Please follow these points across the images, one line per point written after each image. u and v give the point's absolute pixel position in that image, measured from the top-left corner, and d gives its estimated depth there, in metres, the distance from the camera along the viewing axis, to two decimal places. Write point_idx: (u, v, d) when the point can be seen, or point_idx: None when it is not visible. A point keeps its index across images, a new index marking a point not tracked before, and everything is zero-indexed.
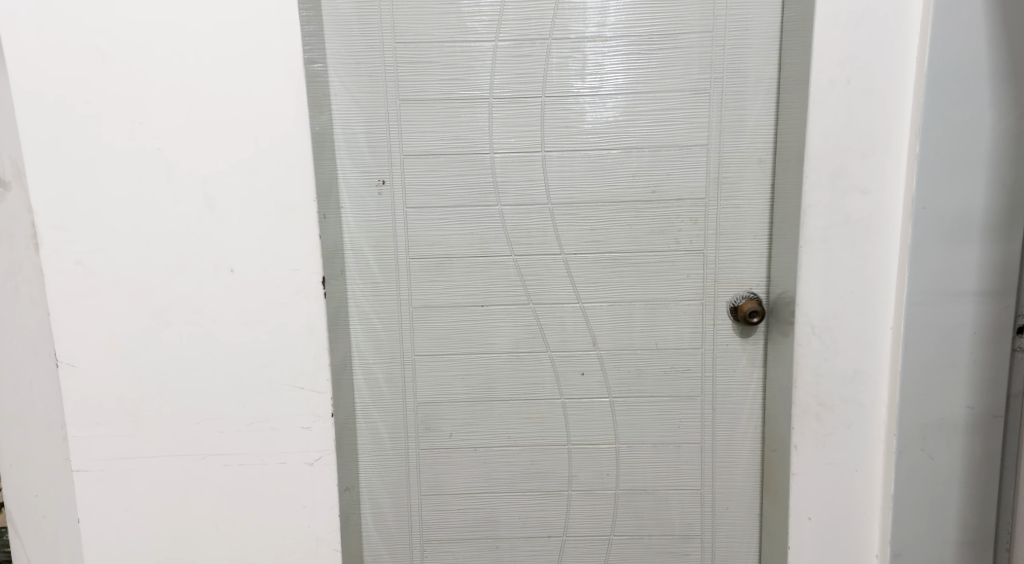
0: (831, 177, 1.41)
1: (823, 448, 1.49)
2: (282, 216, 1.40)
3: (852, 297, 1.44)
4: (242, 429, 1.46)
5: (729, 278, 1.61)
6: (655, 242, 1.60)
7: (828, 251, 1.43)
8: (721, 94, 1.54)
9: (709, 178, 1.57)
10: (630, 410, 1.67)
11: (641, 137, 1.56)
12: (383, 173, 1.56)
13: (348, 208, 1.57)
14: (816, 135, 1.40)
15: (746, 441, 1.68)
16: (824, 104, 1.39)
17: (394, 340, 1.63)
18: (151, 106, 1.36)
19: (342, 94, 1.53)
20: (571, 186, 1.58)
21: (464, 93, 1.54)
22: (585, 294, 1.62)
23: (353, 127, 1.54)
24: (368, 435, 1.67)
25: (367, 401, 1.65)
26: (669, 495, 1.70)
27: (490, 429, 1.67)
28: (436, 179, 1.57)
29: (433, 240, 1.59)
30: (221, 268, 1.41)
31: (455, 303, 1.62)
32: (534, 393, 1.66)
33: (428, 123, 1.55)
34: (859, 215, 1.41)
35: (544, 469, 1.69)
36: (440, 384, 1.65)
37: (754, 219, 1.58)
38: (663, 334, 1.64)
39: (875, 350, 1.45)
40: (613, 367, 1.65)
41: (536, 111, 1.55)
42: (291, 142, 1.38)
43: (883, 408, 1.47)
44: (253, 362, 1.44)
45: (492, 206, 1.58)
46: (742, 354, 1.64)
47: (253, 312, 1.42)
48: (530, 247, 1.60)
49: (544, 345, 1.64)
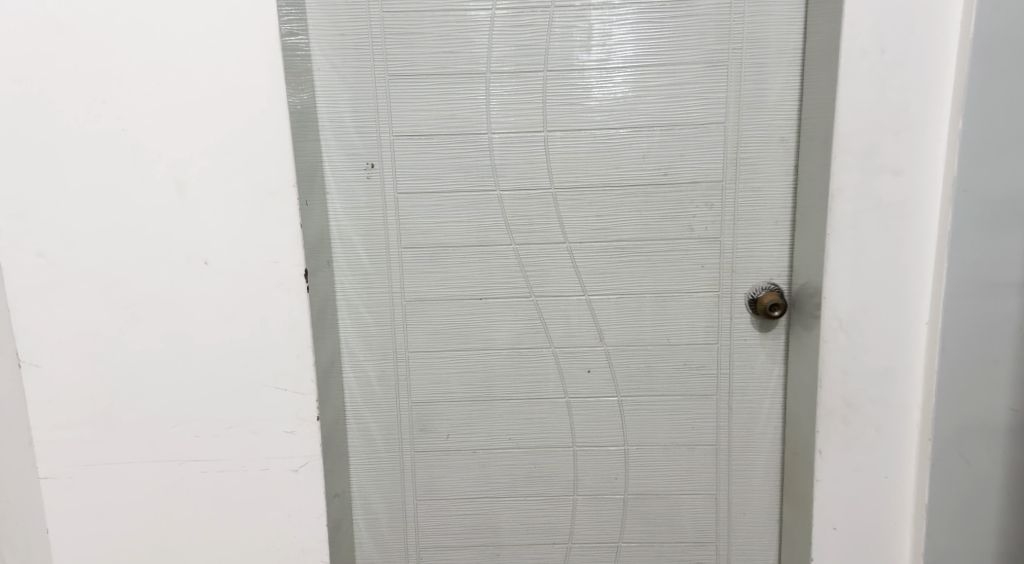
0: (861, 157, 1.27)
1: (850, 453, 1.37)
2: (259, 203, 1.28)
3: (883, 289, 1.31)
4: (221, 434, 1.36)
5: (747, 268, 1.49)
6: (667, 229, 1.47)
7: (857, 239, 1.30)
8: (740, 67, 1.41)
9: (727, 158, 1.44)
10: (639, 410, 1.56)
11: (651, 114, 1.43)
12: (372, 156, 1.44)
13: (335, 194, 1.45)
14: (845, 110, 1.26)
15: (765, 443, 1.56)
16: (855, 77, 1.25)
17: (387, 336, 1.52)
18: (116, 83, 1.24)
19: (326, 69, 1.40)
20: (575, 169, 1.45)
21: (460, 68, 1.42)
22: (590, 285, 1.50)
23: (338, 106, 1.42)
24: (359, 437, 1.56)
25: (358, 401, 1.54)
26: (681, 500, 1.59)
27: (489, 430, 1.57)
28: (428, 161, 1.45)
29: (427, 227, 1.47)
30: (195, 259, 1.29)
31: (452, 296, 1.51)
32: (537, 391, 1.55)
33: (420, 101, 1.42)
34: (891, 199, 1.28)
35: (548, 472, 1.58)
36: (436, 382, 1.54)
37: (775, 203, 1.46)
38: (676, 328, 1.52)
39: (908, 346, 1.32)
40: (622, 364, 1.54)
41: (537, 86, 1.42)
42: (268, 122, 1.26)
43: (916, 410, 1.34)
44: (231, 361, 1.33)
45: (491, 191, 1.46)
46: (761, 350, 1.52)
47: (231, 307, 1.31)
48: (531, 234, 1.48)
49: (547, 340, 1.53)
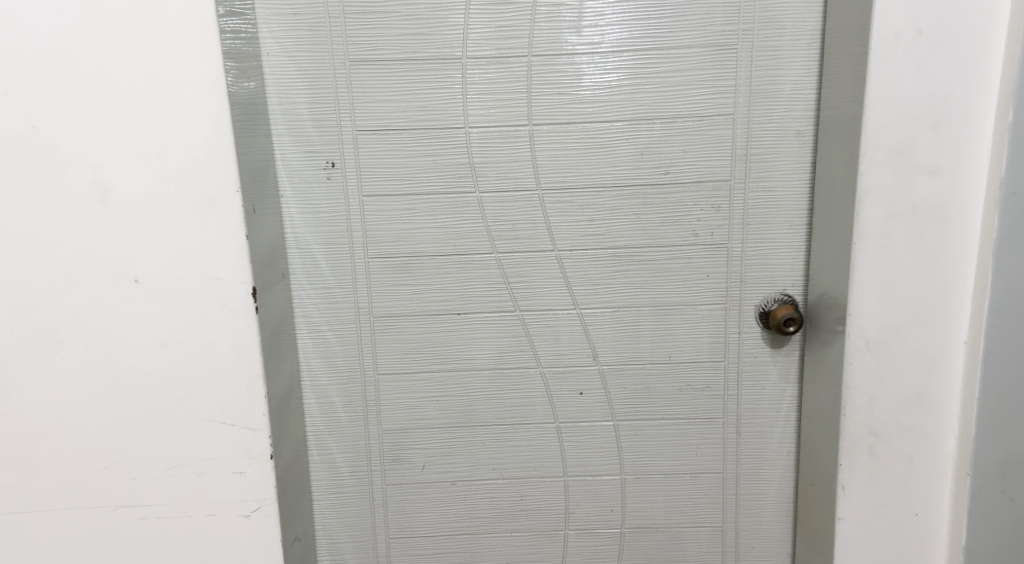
0: (894, 154, 1.11)
1: (877, 488, 1.22)
2: (197, 211, 1.10)
3: (916, 304, 1.15)
4: (160, 475, 1.18)
5: (758, 277, 1.32)
6: (668, 235, 1.31)
7: (888, 248, 1.13)
8: (751, 50, 1.24)
9: (736, 155, 1.27)
10: (637, 436, 1.40)
11: (651, 104, 1.26)
12: (332, 153, 1.26)
13: (290, 197, 1.27)
14: (876, 101, 1.09)
15: (776, 471, 1.40)
16: (888, 62, 1.08)
17: (353, 357, 1.35)
18: (22, 72, 1.05)
19: (278, 53, 1.22)
20: (565, 168, 1.28)
21: (432, 52, 1.23)
22: (582, 298, 1.33)
23: (293, 97, 1.23)
24: (324, 470, 1.39)
25: (322, 429, 1.37)
26: (684, 533, 1.43)
27: (470, 459, 1.40)
28: (397, 159, 1.27)
29: (398, 234, 1.30)
30: (124, 277, 1.11)
31: (428, 311, 1.33)
32: (523, 416, 1.38)
33: (386, 89, 1.24)
34: (927, 203, 1.12)
35: (536, 504, 1.42)
36: (410, 407, 1.37)
37: (790, 205, 1.29)
38: (678, 345, 1.35)
39: (943, 369, 1.17)
40: (617, 385, 1.37)
41: (521, 73, 1.24)
42: (205, 117, 1.07)
43: (952, 439, 1.19)
44: (169, 393, 1.15)
45: (469, 193, 1.28)
46: (774, 368, 1.36)
47: (168, 332, 1.13)
48: (515, 242, 1.31)
49: (534, 359, 1.36)
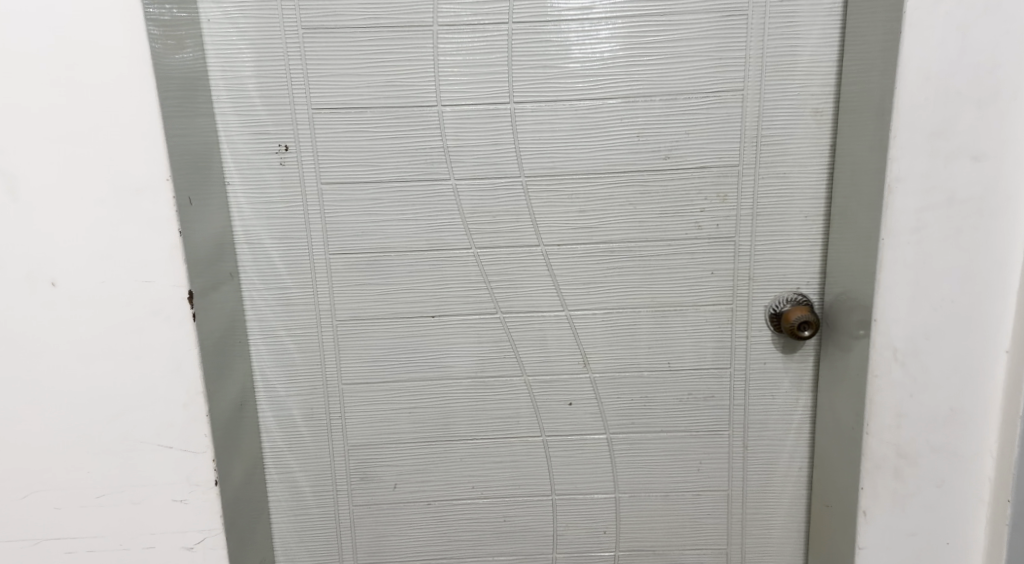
0: (931, 136, 0.96)
1: (902, 515, 1.08)
2: (121, 202, 0.94)
3: (952, 309, 1.01)
4: (88, 505, 1.03)
5: (769, 275, 1.18)
6: (668, 228, 1.16)
7: (922, 245, 0.99)
8: (764, 16, 1.08)
9: (745, 136, 1.12)
10: (633, 451, 1.25)
11: (649, 78, 1.10)
12: (284, 135, 1.10)
13: (238, 185, 1.12)
14: (911, 75, 0.94)
15: (787, 489, 1.27)
16: (926, 29, 0.93)
17: (315, 365, 1.20)
18: None
19: (220, 19, 1.06)
20: (551, 151, 1.12)
21: (398, 19, 1.07)
22: (571, 300, 1.18)
23: (238, 70, 1.08)
24: (284, 490, 1.25)
25: (281, 445, 1.23)
26: (683, 556, 1.30)
27: (447, 477, 1.26)
28: (360, 142, 1.11)
29: (363, 228, 1.14)
30: (37, 280, 0.96)
31: (398, 314, 1.18)
32: (505, 429, 1.24)
33: (345, 61, 1.08)
34: (966, 193, 0.97)
35: (520, 526, 1.28)
36: (380, 421, 1.23)
37: (806, 193, 1.14)
38: (679, 351, 1.21)
39: (980, 382, 1.03)
40: (612, 396, 1.23)
41: (501, 42, 1.09)
42: (125, 94, 0.91)
43: (989, 461, 1.05)
44: (95, 411, 1.00)
45: (442, 181, 1.13)
46: (786, 375, 1.22)
47: (90, 342, 0.98)
48: (495, 236, 1.16)
49: (518, 367, 1.21)
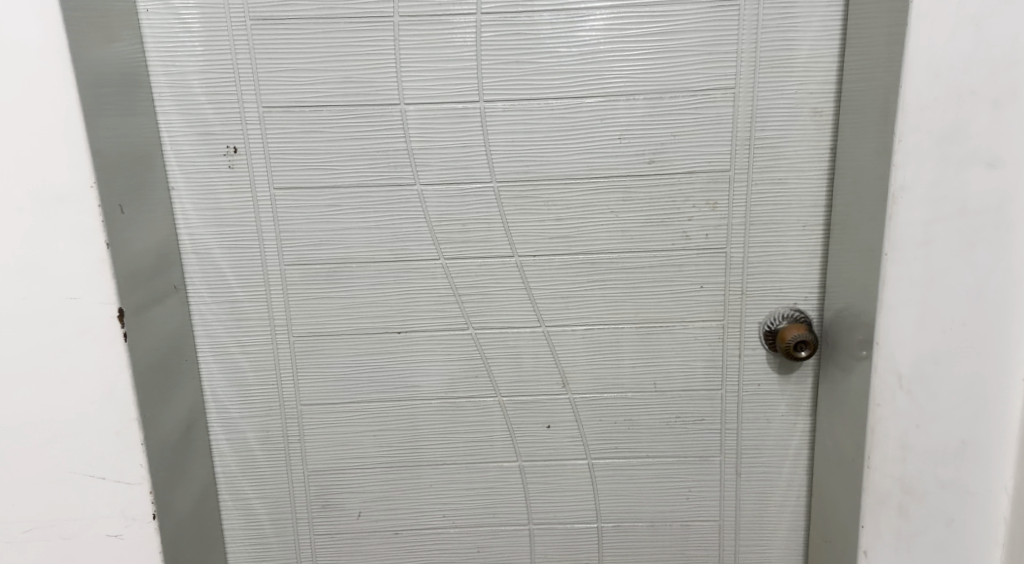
0: (941, 140, 0.86)
1: (907, 555, 0.98)
2: (41, 212, 0.85)
3: (963, 332, 0.91)
4: (15, 540, 0.95)
5: (763, 289, 1.08)
6: (654, 238, 1.06)
7: (930, 261, 0.89)
8: (757, 6, 0.99)
9: (737, 138, 1.03)
10: (617, 478, 1.16)
11: (631, 74, 1.01)
12: (233, 136, 1.01)
13: (184, 190, 1.03)
14: (920, 72, 0.84)
15: (783, 519, 1.17)
16: (935, 21, 0.83)
17: (271, 384, 1.11)
18: None
19: (161, 9, 0.97)
20: (525, 154, 1.03)
21: (355, 9, 0.98)
22: (548, 315, 1.09)
23: (182, 65, 0.99)
24: (240, 517, 1.16)
25: (235, 470, 1.14)
26: None
27: (416, 505, 1.17)
28: (316, 143, 1.02)
29: (321, 237, 1.05)
30: None
31: (361, 330, 1.09)
32: (478, 454, 1.15)
33: (298, 55, 0.99)
34: (980, 204, 0.88)
35: (495, 557, 1.19)
36: (343, 444, 1.14)
37: (804, 200, 1.05)
38: (665, 370, 1.11)
39: (994, 411, 0.93)
40: (593, 419, 1.14)
41: (468, 35, 0.99)
42: (44, 92, 0.82)
43: (1003, 497, 0.95)
44: (19, 440, 0.91)
45: (407, 186, 1.04)
46: (782, 398, 1.12)
47: (11, 365, 0.89)
48: (465, 246, 1.06)
49: (491, 387, 1.12)
